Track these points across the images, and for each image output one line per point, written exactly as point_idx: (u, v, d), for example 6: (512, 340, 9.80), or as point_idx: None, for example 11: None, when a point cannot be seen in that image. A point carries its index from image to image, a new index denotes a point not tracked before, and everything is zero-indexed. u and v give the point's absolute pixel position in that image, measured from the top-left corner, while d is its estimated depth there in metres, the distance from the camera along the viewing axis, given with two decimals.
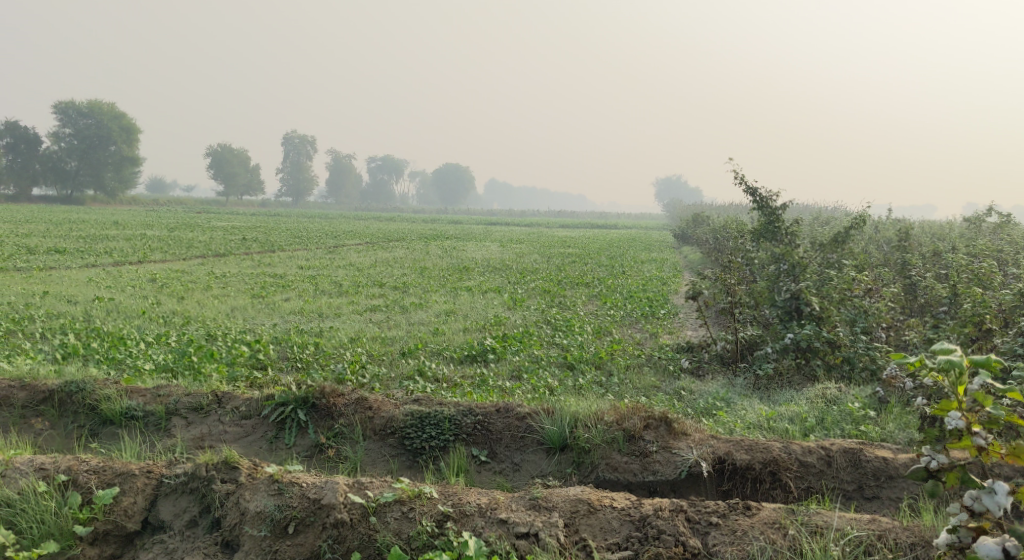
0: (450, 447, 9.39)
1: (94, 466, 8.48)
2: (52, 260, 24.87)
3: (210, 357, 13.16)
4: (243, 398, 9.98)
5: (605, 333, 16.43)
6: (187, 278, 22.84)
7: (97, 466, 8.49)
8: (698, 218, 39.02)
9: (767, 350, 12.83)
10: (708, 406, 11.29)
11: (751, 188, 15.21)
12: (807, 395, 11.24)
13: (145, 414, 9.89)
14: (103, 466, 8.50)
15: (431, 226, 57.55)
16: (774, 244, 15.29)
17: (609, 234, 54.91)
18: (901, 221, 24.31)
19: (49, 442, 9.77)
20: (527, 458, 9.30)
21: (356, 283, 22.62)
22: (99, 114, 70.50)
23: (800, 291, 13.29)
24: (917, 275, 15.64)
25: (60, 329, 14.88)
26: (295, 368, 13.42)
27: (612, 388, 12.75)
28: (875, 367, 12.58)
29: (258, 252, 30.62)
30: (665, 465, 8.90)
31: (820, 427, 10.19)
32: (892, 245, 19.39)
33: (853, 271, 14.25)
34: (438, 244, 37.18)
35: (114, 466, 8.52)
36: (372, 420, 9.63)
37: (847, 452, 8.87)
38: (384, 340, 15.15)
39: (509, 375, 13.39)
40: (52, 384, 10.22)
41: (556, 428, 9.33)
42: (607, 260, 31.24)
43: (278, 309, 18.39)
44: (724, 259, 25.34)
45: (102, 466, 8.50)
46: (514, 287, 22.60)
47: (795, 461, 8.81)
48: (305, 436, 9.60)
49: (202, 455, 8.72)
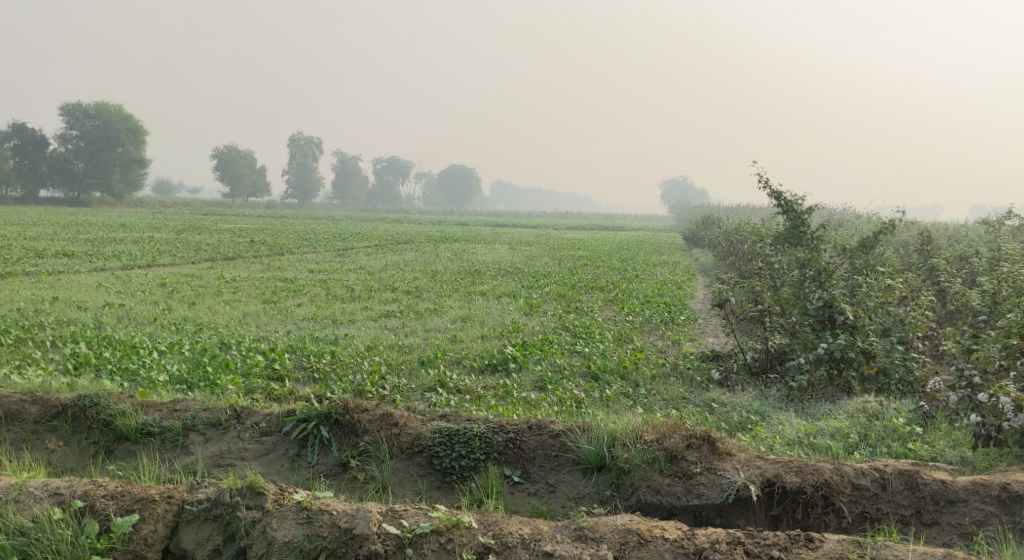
0: (482, 467, 9.02)
1: (112, 491, 8.08)
2: (61, 264, 24.57)
3: (226, 368, 12.80)
4: (262, 413, 9.60)
5: (627, 340, 16.00)
6: (197, 282, 22.47)
7: (115, 491, 8.09)
8: (709, 220, 38.35)
9: (799, 361, 12.28)
10: (743, 419, 10.86)
11: (777, 193, 14.82)
12: (847, 409, 10.75)
13: (161, 430, 9.52)
14: (121, 491, 8.10)
15: (436, 227, 57.10)
16: (800, 250, 14.81)
17: (615, 235, 54.38)
18: (920, 224, 23.78)
19: (62, 459, 9.39)
20: (563, 479, 8.93)
21: (368, 288, 22.24)
22: (108, 115, 70.03)
23: (833, 299, 12.70)
24: (947, 281, 15.13)
25: (71, 337, 14.52)
26: (312, 379, 13.05)
27: (640, 401, 12.34)
28: (912, 379, 12.11)
29: (267, 255, 30.25)
30: (710, 488, 8.60)
31: (865, 444, 9.81)
32: (914, 248, 18.90)
33: (887, 278, 13.74)
34: (446, 246, 36.74)
35: (133, 490, 8.12)
36: (398, 438, 9.25)
37: (902, 474, 8.63)
38: (401, 347, 14.73)
39: (532, 386, 12.98)
40: (65, 398, 9.84)
41: (593, 447, 8.98)
42: (618, 263, 30.74)
43: (291, 315, 17.99)
44: (738, 264, 24.85)
45: (120, 491, 8.10)
46: (528, 292, 22.17)
47: (848, 484, 8.58)
48: (328, 454, 9.21)
49: (225, 479, 8.35)
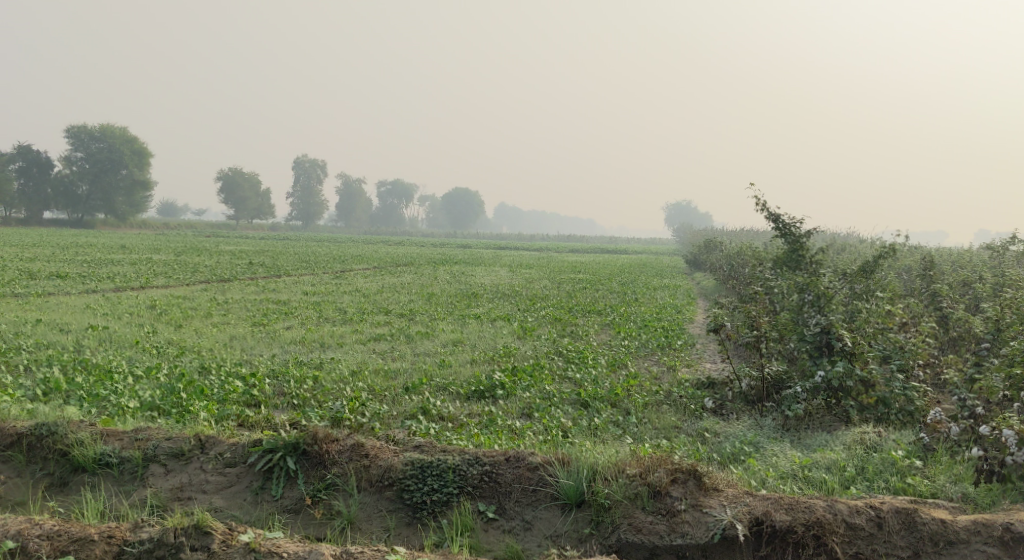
0: (454, 502, 8.53)
1: (47, 531, 7.88)
2: (52, 285, 24.12)
3: (200, 394, 12.30)
4: (227, 443, 9.10)
5: (620, 365, 15.46)
6: (187, 304, 22.00)
7: (51, 530, 7.90)
8: (710, 243, 37.90)
9: (796, 390, 11.74)
10: (735, 451, 10.34)
11: (775, 216, 14.37)
12: (844, 440, 10.11)
13: (120, 461, 9.03)
14: (58, 531, 7.90)
15: (439, 250, 56.69)
16: (799, 273, 14.24)
17: (618, 258, 53.95)
18: (922, 248, 23.25)
19: (12, 492, 8.90)
20: (540, 515, 8.43)
21: (361, 311, 21.81)
22: (111, 138, 69.43)
23: (831, 324, 12.03)
24: (950, 306, 14.57)
25: (46, 361, 14.02)
26: (291, 406, 12.56)
27: (631, 430, 11.86)
28: (913, 409, 11.48)
29: (263, 277, 29.80)
30: (695, 526, 8.11)
31: (862, 479, 9.30)
32: (917, 272, 18.33)
33: (886, 303, 13.22)
34: (446, 268, 36.30)
35: (70, 530, 7.91)
36: (368, 470, 8.76)
37: (900, 513, 8.15)
38: (387, 372, 14.20)
39: (519, 413, 12.44)
40: (22, 426, 9.34)
41: (573, 482, 8.49)
42: (618, 286, 30.28)
43: (279, 338, 17.49)
44: (739, 287, 24.39)
45: (56, 530, 7.90)
46: (524, 316, 21.65)
47: (841, 523, 8.09)
48: (293, 488, 8.74)
49: (170, 517, 8.11)
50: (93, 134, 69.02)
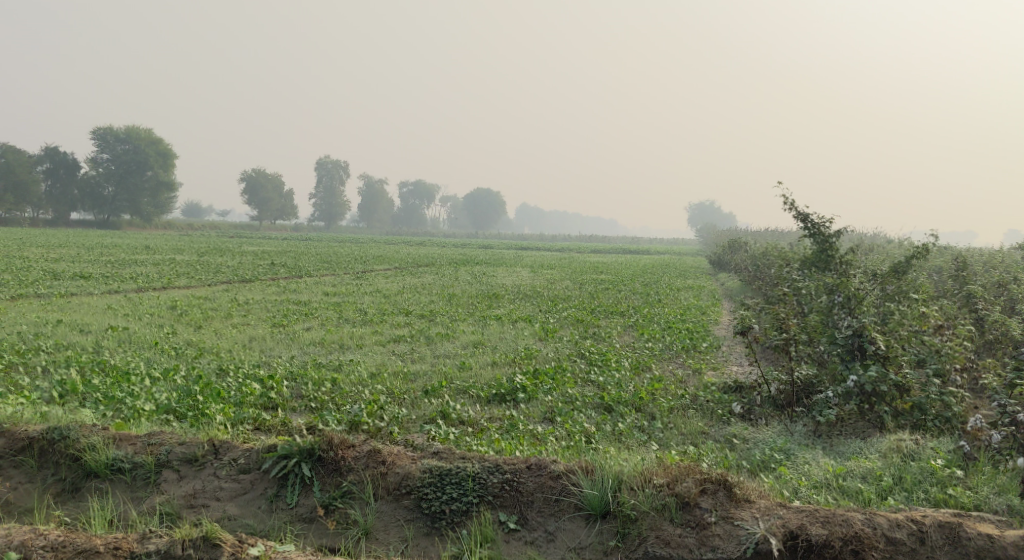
0: (474, 511, 8.25)
1: (52, 542, 7.83)
2: (75, 286, 24.04)
3: (217, 396, 12.06)
4: (241, 448, 8.84)
5: (644, 368, 15.09)
6: (208, 305, 21.80)
7: (55, 542, 7.84)
8: (734, 244, 37.47)
9: (827, 394, 11.41)
10: (765, 458, 9.98)
11: (803, 216, 14.03)
12: (879, 447, 9.72)
13: (133, 466, 8.79)
14: (63, 541, 7.85)
15: (460, 251, 56.50)
16: (828, 274, 13.90)
17: (641, 259, 53.56)
18: (951, 248, 22.73)
19: (24, 498, 8.70)
20: (563, 526, 8.12)
21: (382, 311, 21.58)
22: (136, 139, 69.28)
23: (863, 327, 11.68)
24: (985, 307, 14.15)
25: (63, 362, 13.84)
26: (309, 410, 12.30)
27: (656, 435, 11.53)
28: (950, 415, 11.05)
29: (285, 278, 29.66)
30: (726, 540, 7.80)
31: (899, 489, 8.93)
32: (948, 274, 17.84)
33: (921, 304, 12.80)
34: (468, 269, 36.02)
35: (75, 541, 7.84)
36: (385, 478, 8.49)
37: (943, 527, 7.80)
38: (406, 375, 13.92)
39: (541, 418, 12.16)
40: (34, 429, 9.11)
41: (597, 492, 8.18)
42: (642, 287, 29.95)
43: (298, 340, 17.23)
44: (766, 287, 23.98)
45: (60, 542, 7.84)
46: (546, 317, 21.34)
47: (881, 537, 7.75)
48: (309, 496, 8.47)
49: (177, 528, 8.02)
50: (119, 136, 68.77)
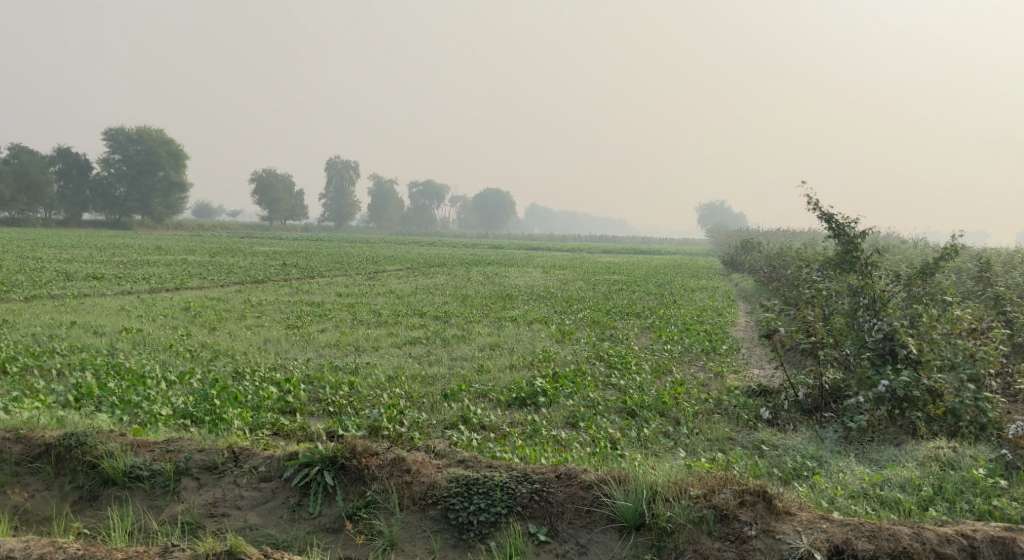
0: (503, 523, 8.02)
1: (72, 555, 7.71)
2: (88, 287, 23.88)
3: (234, 400, 11.83)
4: (262, 456, 8.64)
5: (665, 371, 14.81)
6: (222, 306, 21.61)
7: (75, 556, 7.72)
8: (748, 244, 37.14)
9: (859, 400, 11.06)
10: (798, 466, 9.71)
11: (826, 216, 13.72)
12: (916, 455, 9.46)
13: (151, 474, 8.59)
14: (82, 556, 7.73)
15: (470, 250, 56.37)
16: (852, 275, 13.63)
17: (652, 259, 53.24)
18: (974, 248, 22.34)
19: (41, 506, 8.49)
20: (595, 538, 7.91)
21: (396, 312, 21.36)
22: (147, 139, 69.16)
23: (894, 330, 11.41)
24: (1015, 310, 13.84)
25: (78, 365, 13.63)
26: (327, 414, 12.07)
27: (683, 441, 11.27)
28: (984, 421, 10.77)
29: (297, 278, 29.46)
30: (767, 554, 7.58)
31: (941, 499, 8.68)
32: (971, 274, 17.49)
33: (951, 307, 12.50)
34: (481, 270, 35.76)
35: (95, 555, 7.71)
36: (410, 487, 8.28)
37: (994, 542, 7.59)
38: (424, 378, 13.67)
39: (563, 423, 11.91)
40: (51, 436, 8.91)
41: (632, 503, 7.96)
42: (657, 288, 29.64)
43: (313, 342, 17.00)
44: (783, 288, 23.65)
45: (80, 556, 7.71)
46: (562, 318, 21.07)
47: (930, 552, 7.53)
48: (332, 505, 8.27)
49: (199, 543, 7.88)
50: (131, 137, 68.79)
